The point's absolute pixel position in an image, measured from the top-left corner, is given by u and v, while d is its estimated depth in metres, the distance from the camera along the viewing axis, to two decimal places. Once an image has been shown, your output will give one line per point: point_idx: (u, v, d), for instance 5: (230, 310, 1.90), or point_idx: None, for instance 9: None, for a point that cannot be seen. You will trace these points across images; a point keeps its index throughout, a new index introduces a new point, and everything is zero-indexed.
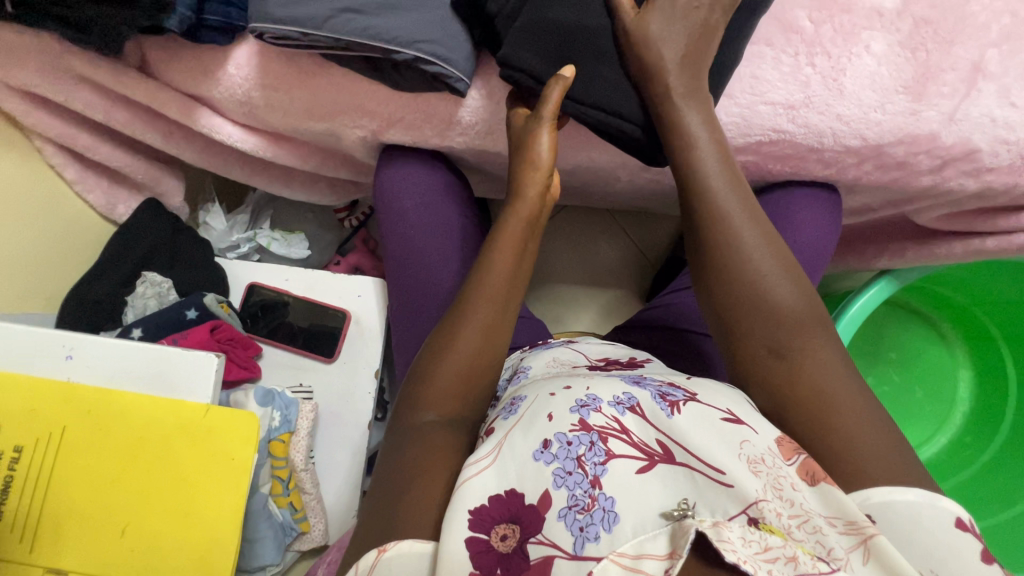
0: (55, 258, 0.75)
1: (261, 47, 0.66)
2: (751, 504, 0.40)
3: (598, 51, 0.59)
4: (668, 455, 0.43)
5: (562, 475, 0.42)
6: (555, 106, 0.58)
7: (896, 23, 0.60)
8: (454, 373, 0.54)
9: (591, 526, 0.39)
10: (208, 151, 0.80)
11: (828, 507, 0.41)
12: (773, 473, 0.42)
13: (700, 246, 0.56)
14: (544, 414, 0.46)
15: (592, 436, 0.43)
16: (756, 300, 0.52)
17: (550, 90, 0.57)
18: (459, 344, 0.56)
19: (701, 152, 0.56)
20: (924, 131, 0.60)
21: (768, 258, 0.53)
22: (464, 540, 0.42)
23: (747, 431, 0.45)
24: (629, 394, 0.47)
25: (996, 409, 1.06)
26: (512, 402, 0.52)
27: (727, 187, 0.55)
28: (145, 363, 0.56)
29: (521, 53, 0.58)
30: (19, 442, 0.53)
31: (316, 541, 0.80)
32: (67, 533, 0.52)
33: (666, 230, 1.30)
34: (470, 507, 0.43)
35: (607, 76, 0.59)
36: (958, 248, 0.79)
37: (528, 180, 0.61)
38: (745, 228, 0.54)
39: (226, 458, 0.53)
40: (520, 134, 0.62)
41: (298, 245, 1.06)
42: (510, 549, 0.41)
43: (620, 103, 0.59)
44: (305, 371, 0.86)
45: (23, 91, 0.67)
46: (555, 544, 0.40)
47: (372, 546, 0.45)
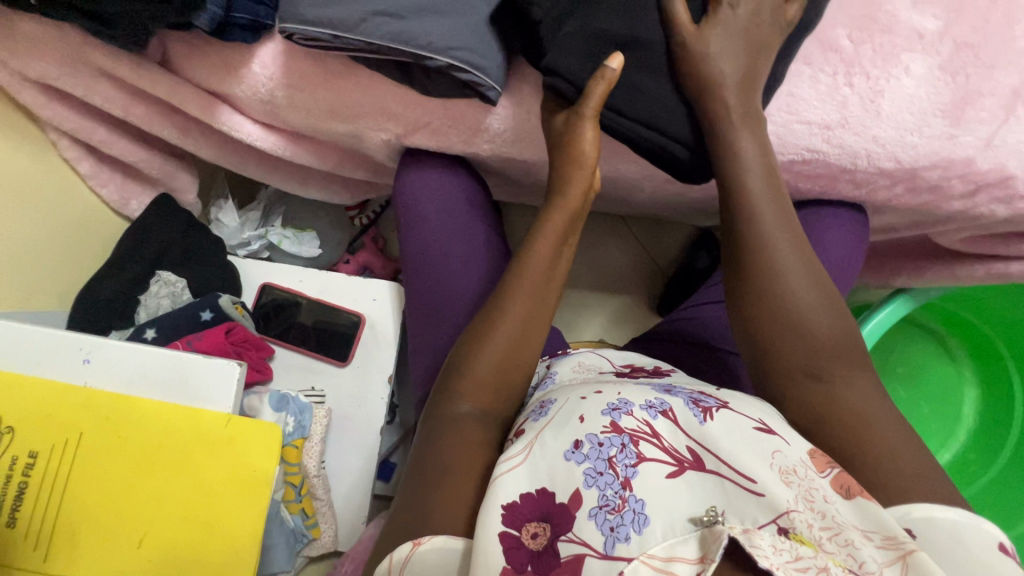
0: (66, 254, 0.73)
1: (287, 46, 0.64)
2: (781, 513, 0.38)
3: (642, 65, 0.58)
4: (698, 462, 0.42)
5: (593, 475, 0.41)
6: (599, 100, 0.56)
7: (937, 46, 0.59)
8: (491, 367, 0.56)
9: (622, 526, 0.38)
10: (225, 148, 0.79)
11: (865, 521, 0.40)
12: (804, 485, 0.41)
13: (735, 264, 0.55)
14: (576, 417, 0.46)
15: (623, 438, 0.43)
16: (789, 323, 0.51)
17: (594, 85, 0.56)
18: (493, 341, 0.56)
19: (740, 172, 0.56)
20: (959, 156, 0.60)
21: (804, 281, 0.52)
22: (497, 536, 0.41)
23: (779, 441, 0.44)
24: (660, 400, 0.46)
25: (1002, 427, 1.06)
26: (541, 405, 0.52)
27: (769, 205, 0.55)
28: (166, 369, 0.55)
29: (567, 64, 0.56)
30: (36, 447, 0.52)
31: (326, 546, 0.80)
32: (84, 541, 0.51)
33: (679, 239, 1.28)
34: (503, 502, 0.43)
35: (650, 90, 0.58)
36: (980, 271, 0.79)
37: (573, 177, 0.60)
38: (783, 249, 0.54)
39: (247, 468, 0.52)
40: (561, 135, 0.60)
41: (309, 243, 1.05)
42: (541, 547, 0.41)
43: (660, 117, 0.58)
44: (317, 374, 0.85)
45: (40, 83, 0.66)
46: (587, 543, 0.39)
47: (408, 538, 0.45)
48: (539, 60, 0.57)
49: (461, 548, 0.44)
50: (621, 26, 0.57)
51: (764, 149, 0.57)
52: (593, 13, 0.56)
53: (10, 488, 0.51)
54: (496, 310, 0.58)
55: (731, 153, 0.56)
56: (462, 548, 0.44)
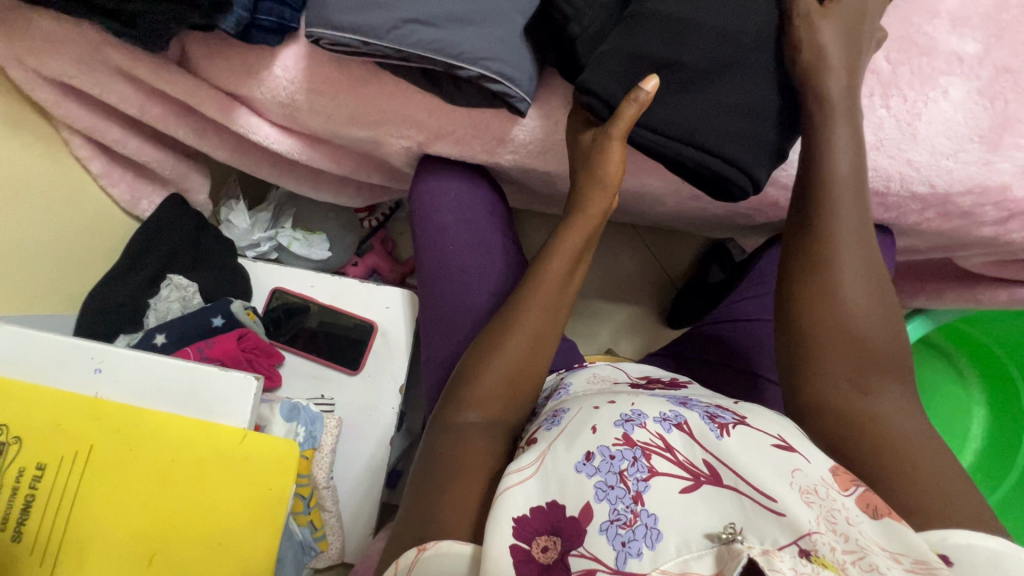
0: (76, 254, 0.71)
1: (311, 49, 0.63)
2: (803, 535, 0.36)
3: (682, 85, 0.56)
4: (715, 476, 0.40)
5: (603, 488, 0.40)
6: (628, 124, 0.54)
7: (976, 70, 0.58)
8: (498, 380, 0.54)
9: (634, 542, 0.37)
10: (241, 150, 0.77)
11: (892, 542, 0.37)
12: (826, 505, 0.38)
13: (800, 263, 0.54)
14: (588, 428, 0.44)
15: (635, 451, 0.41)
16: (846, 333, 0.50)
17: (624, 107, 0.53)
18: (500, 360, 0.55)
19: (835, 169, 0.54)
20: (995, 183, 0.59)
21: (864, 294, 0.51)
22: (509, 548, 0.40)
23: (798, 460, 0.41)
24: (675, 413, 0.45)
25: (1009, 448, 1.05)
26: (554, 414, 0.51)
27: (850, 205, 0.53)
28: (179, 381, 0.53)
29: (600, 79, 0.54)
30: (45, 458, 0.50)
31: (332, 558, 0.78)
32: (91, 557, 0.49)
33: (690, 250, 1.27)
34: (514, 514, 0.41)
35: (687, 109, 0.55)
36: (1003, 296, 0.78)
37: (593, 196, 0.59)
38: (852, 256, 0.52)
39: (262, 487, 0.51)
40: (589, 150, 0.59)
41: (319, 246, 1.02)
42: (551, 561, 0.39)
43: (700, 133, 0.55)
44: (327, 381, 0.83)
45: (55, 81, 0.64)
46: (597, 559, 0.37)
47: (412, 544, 0.45)
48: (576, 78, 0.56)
49: (468, 555, 0.43)
50: (665, 45, 0.54)
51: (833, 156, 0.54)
52: (635, 31, 0.55)
53: (18, 500, 0.49)
54: (515, 322, 0.56)
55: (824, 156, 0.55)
56: (469, 555, 0.43)
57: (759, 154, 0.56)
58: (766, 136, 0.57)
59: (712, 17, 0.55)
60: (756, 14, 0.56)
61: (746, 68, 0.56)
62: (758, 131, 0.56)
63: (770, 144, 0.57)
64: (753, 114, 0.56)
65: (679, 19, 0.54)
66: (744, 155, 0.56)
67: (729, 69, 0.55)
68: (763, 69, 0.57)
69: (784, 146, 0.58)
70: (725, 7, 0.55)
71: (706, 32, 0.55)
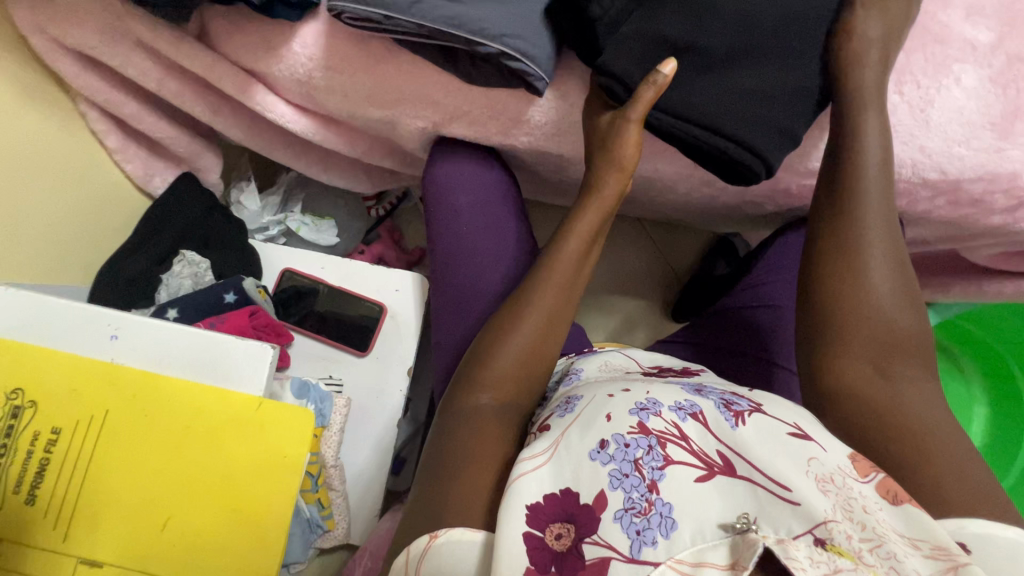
0: (90, 228, 0.71)
1: (330, 26, 0.63)
2: (819, 523, 0.36)
3: (700, 69, 0.57)
4: (728, 467, 0.40)
5: (618, 477, 0.40)
6: (645, 107, 0.56)
7: (989, 58, 0.58)
8: (513, 359, 0.54)
9: (649, 530, 0.37)
10: (255, 129, 0.77)
11: (910, 529, 0.38)
12: (843, 494, 0.39)
13: (829, 246, 0.54)
14: (602, 415, 0.44)
15: (650, 440, 0.41)
16: (869, 318, 0.51)
17: (643, 89, 0.55)
18: (519, 331, 0.55)
19: (865, 164, 0.55)
20: (1006, 170, 0.59)
21: (888, 282, 0.52)
22: (520, 536, 0.40)
23: (815, 448, 0.42)
24: (690, 402, 0.45)
25: (1010, 448, 1.05)
26: (566, 401, 0.51)
27: (876, 195, 0.54)
28: (198, 348, 0.54)
29: (619, 61, 0.56)
30: (60, 423, 0.50)
31: (339, 538, 0.78)
32: (106, 521, 0.49)
33: (695, 245, 1.28)
34: (527, 502, 0.41)
35: (704, 93, 0.56)
36: (1009, 288, 0.78)
37: (608, 176, 0.60)
38: (879, 244, 0.53)
39: (277, 455, 0.51)
40: (604, 134, 0.59)
41: (328, 232, 1.02)
42: (565, 548, 0.39)
43: (717, 117, 0.56)
44: (336, 363, 0.83)
45: (75, 52, 0.64)
46: (612, 546, 0.38)
47: (423, 531, 0.45)
48: (595, 60, 0.57)
49: (482, 542, 0.43)
50: (684, 28, 0.55)
51: (861, 135, 0.55)
52: (655, 15, 0.56)
53: (32, 464, 0.49)
54: (532, 298, 0.57)
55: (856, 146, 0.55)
56: (483, 543, 0.43)
57: (776, 141, 0.57)
58: (783, 122, 0.57)
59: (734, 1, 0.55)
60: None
61: (765, 54, 0.56)
62: (775, 117, 0.57)
63: (786, 130, 0.57)
64: (770, 101, 0.56)
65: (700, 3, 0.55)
66: (760, 140, 0.56)
67: (749, 54, 0.56)
68: (782, 55, 0.56)
69: (798, 131, 0.58)
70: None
71: (727, 16, 0.55)
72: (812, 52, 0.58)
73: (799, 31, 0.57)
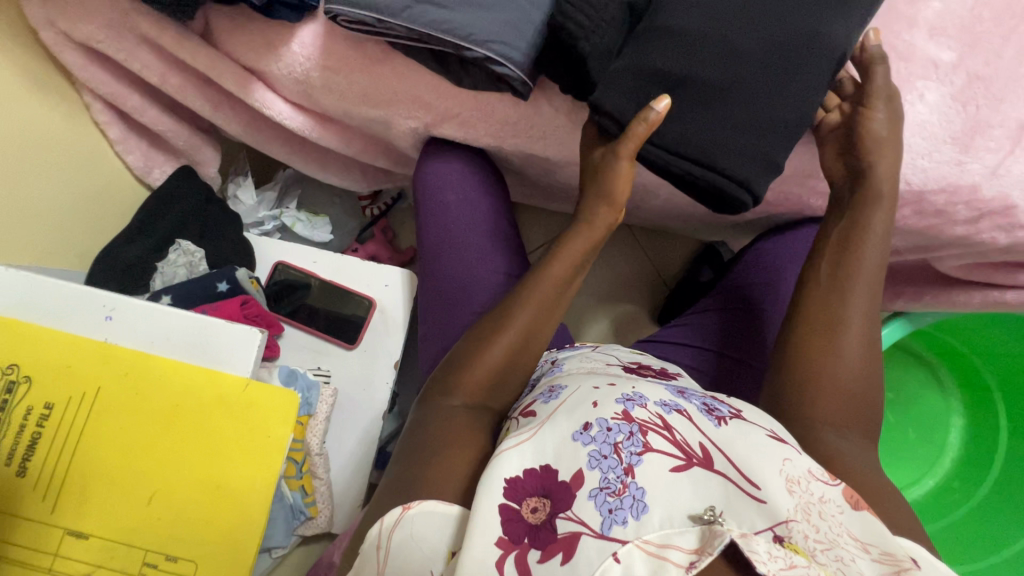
0: (90, 216, 0.74)
1: (328, 28, 0.66)
2: (780, 522, 0.39)
3: (693, 98, 0.58)
4: (706, 460, 0.42)
5: (597, 457, 0.42)
6: (637, 144, 0.58)
7: (951, 76, 0.62)
8: (489, 366, 0.56)
9: (620, 510, 0.39)
10: (253, 124, 0.80)
11: (865, 533, 0.41)
12: (806, 496, 0.41)
13: (816, 292, 0.58)
14: (589, 402, 0.47)
15: (632, 427, 0.43)
16: (834, 363, 0.54)
17: (635, 125, 0.57)
18: (497, 341, 0.57)
19: (870, 226, 0.59)
20: (966, 182, 0.63)
21: (860, 338, 0.55)
22: (497, 507, 0.42)
23: (789, 450, 0.45)
24: (675, 400, 0.48)
25: (985, 456, 1.07)
26: (550, 388, 0.53)
27: (874, 247, 0.58)
28: (188, 331, 0.56)
29: (610, 95, 0.58)
30: (53, 398, 0.52)
31: (321, 527, 0.80)
32: (94, 495, 0.51)
33: (683, 253, 1.30)
34: (506, 475, 0.43)
35: (697, 124, 0.58)
36: (977, 298, 0.81)
37: (600, 209, 0.62)
38: (859, 302, 0.56)
39: (262, 435, 0.53)
40: (598, 167, 0.62)
41: (321, 228, 1.05)
42: (539, 521, 0.41)
43: (708, 148, 0.58)
44: (324, 354, 0.85)
45: (83, 46, 0.67)
46: (584, 522, 0.39)
47: (397, 503, 0.47)
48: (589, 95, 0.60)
49: (457, 515, 0.45)
50: (675, 60, 0.58)
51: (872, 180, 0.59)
52: (647, 48, 0.58)
53: (25, 439, 0.51)
54: (519, 303, 0.59)
55: (862, 224, 0.59)
56: (457, 516, 0.45)
57: (762, 173, 0.59)
58: (768, 152, 0.59)
59: (725, 34, 0.57)
60: (769, 31, 0.57)
61: (756, 82, 0.57)
62: (762, 146, 0.58)
63: (771, 161, 0.59)
64: (759, 130, 0.58)
65: (692, 35, 0.57)
66: (746, 172, 0.58)
67: (741, 82, 0.58)
68: (773, 84, 0.57)
69: (780, 161, 0.59)
70: (736, 26, 0.57)
71: (717, 48, 0.57)
72: (806, 80, 0.58)
73: (791, 59, 0.57)
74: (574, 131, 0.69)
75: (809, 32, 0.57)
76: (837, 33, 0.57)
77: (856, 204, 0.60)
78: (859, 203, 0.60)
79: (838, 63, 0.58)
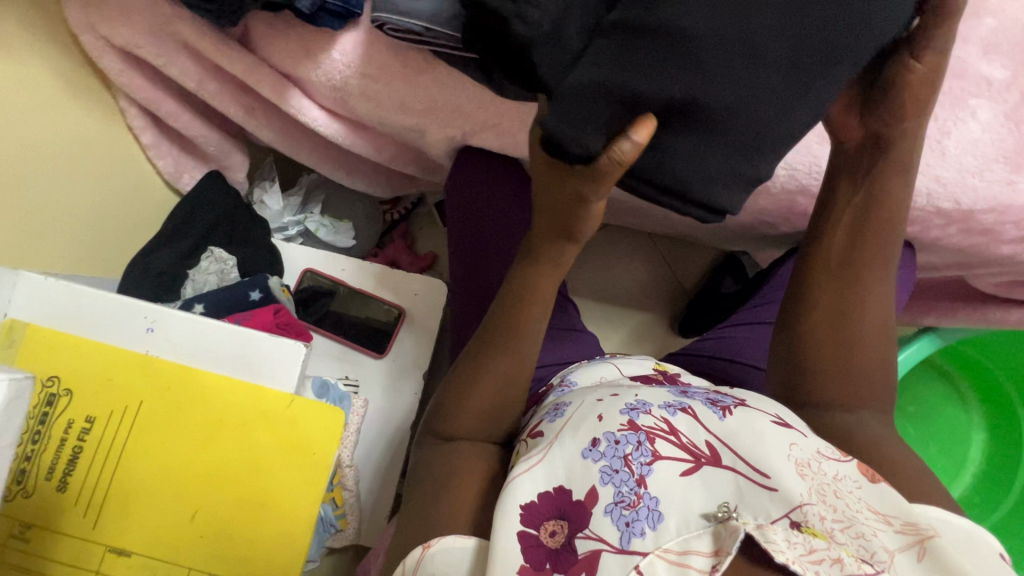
0: (121, 222, 0.73)
1: (370, 36, 0.65)
2: (795, 507, 0.37)
3: (674, 112, 0.44)
4: (714, 458, 0.41)
5: (608, 472, 0.41)
6: (610, 185, 0.45)
7: (1004, 94, 0.61)
8: (486, 403, 0.54)
9: (637, 521, 0.38)
10: (286, 130, 0.79)
11: (884, 505, 0.40)
12: (818, 479, 0.40)
13: (825, 282, 0.56)
14: (594, 415, 0.46)
15: (639, 436, 0.42)
16: (846, 354, 0.54)
17: (608, 170, 0.43)
18: (483, 376, 0.54)
19: (887, 202, 0.54)
20: (1017, 203, 0.62)
21: (876, 342, 0.54)
22: (516, 535, 0.41)
23: (794, 435, 0.43)
24: (678, 401, 0.46)
25: (1007, 472, 1.07)
26: (555, 407, 0.52)
27: (892, 221, 0.54)
28: (227, 347, 0.55)
29: (566, 126, 0.43)
30: (93, 412, 0.51)
31: (347, 538, 0.79)
32: (136, 512, 0.50)
33: (704, 261, 1.29)
34: (521, 502, 0.42)
35: (676, 148, 0.46)
36: (1014, 316, 0.80)
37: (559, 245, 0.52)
38: (875, 294, 0.55)
39: (306, 451, 0.52)
40: (560, 205, 0.48)
41: (345, 233, 1.03)
42: (558, 545, 0.40)
43: (684, 175, 0.46)
44: (352, 363, 0.84)
45: (122, 51, 0.66)
46: (603, 539, 0.38)
47: (418, 542, 0.47)
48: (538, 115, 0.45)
49: (473, 547, 0.45)
50: (654, 66, 0.43)
51: (884, 152, 0.53)
52: (618, 50, 0.44)
53: (65, 453, 0.50)
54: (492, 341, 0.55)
55: (881, 188, 0.54)
56: (474, 548, 0.45)
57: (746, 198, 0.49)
58: (758, 174, 0.48)
59: (722, 32, 0.43)
60: (783, 27, 0.43)
61: (755, 97, 0.44)
62: (752, 171, 0.47)
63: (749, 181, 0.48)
64: (747, 153, 0.46)
65: (680, 35, 0.43)
66: (725, 199, 0.48)
67: (741, 100, 0.44)
68: (779, 99, 0.45)
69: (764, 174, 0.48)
70: (738, 21, 0.43)
71: (710, 53, 0.43)
72: (813, 93, 0.45)
73: (801, 67, 0.44)
74: None
75: (825, 29, 0.44)
76: (860, 25, 0.44)
77: (871, 179, 0.54)
78: (881, 173, 0.53)
79: (856, 65, 0.46)
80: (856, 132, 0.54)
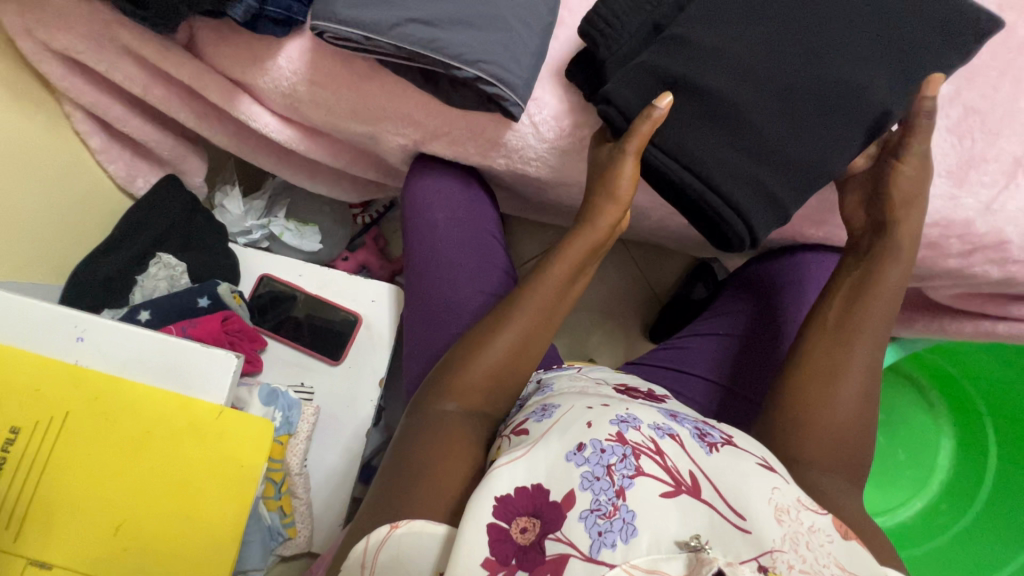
0: (69, 226, 0.72)
1: (315, 43, 0.64)
2: (765, 551, 0.36)
3: (701, 111, 0.56)
4: (695, 487, 0.39)
5: (589, 478, 0.39)
6: (641, 141, 0.55)
7: (947, 109, 0.62)
8: (501, 354, 0.53)
9: (610, 532, 0.36)
10: (241, 136, 0.79)
11: (855, 564, 0.38)
12: (796, 527, 0.38)
13: (822, 334, 0.56)
14: (583, 421, 0.43)
15: (626, 449, 0.40)
16: (833, 410, 0.52)
17: (637, 123, 0.54)
18: (498, 340, 0.54)
19: (884, 278, 0.56)
20: (960, 217, 0.62)
21: (856, 403, 0.52)
22: (485, 527, 0.38)
23: (777, 478, 0.42)
24: (668, 424, 0.44)
25: (974, 482, 1.05)
26: (543, 407, 0.48)
27: (893, 294, 0.56)
28: (159, 354, 0.55)
29: (621, 91, 0.56)
30: (19, 422, 0.50)
31: (300, 546, 0.78)
32: (60, 526, 0.49)
33: (677, 268, 1.29)
34: (496, 493, 0.39)
35: (699, 138, 0.56)
36: (969, 327, 0.80)
37: (605, 208, 0.58)
38: (863, 356, 0.54)
39: (236, 463, 0.52)
40: (602, 163, 0.59)
41: (310, 237, 1.02)
42: (528, 542, 0.38)
43: (710, 168, 0.56)
44: (309, 370, 0.84)
45: (63, 56, 0.65)
46: (573, 544, 0.37)
47: (385, 520, 0.43)
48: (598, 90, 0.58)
49: (442, 536, 0.42)
50: (691, 67, 0.55)
51: (887, 235, 0.57)
52: (666, 51, 0.56)
53: None
54: (492, 329, 0.55)
55: (879, 270, 0.57)
56: (443, 536, 0.42)
57: (764, 208, 0.56)
58: (773, 190, 0.56)
59: (750, 54, 0.55)
60: (798, 64, 0.55)
61: (770, 112, 0.55)
62: (767, 181, 0.56)
63: (778, 206, 0.56)
64: (763, 159, 0.56)
65: (719, 49, 0.55)
66: (744, 199, 0.56)
67: (756, 112, 0.55)
68: (789, 121, 0.55)
69: (787, 209, 0.57)
70: (763, 47, 0.55)
71: (733, 64, 0.55)
72: (823, 126, 0.56)
73: (814, 95, 0.55)
74: (562, 153, 0.67)
75: (840, 77, 0.55)
76: (864, 88, 0.55)
77: (874, 255, 0.58)
78: (878, 255, 0.57)
79: (861, 114, 0.56)
80: (861, 220, 0.60)
